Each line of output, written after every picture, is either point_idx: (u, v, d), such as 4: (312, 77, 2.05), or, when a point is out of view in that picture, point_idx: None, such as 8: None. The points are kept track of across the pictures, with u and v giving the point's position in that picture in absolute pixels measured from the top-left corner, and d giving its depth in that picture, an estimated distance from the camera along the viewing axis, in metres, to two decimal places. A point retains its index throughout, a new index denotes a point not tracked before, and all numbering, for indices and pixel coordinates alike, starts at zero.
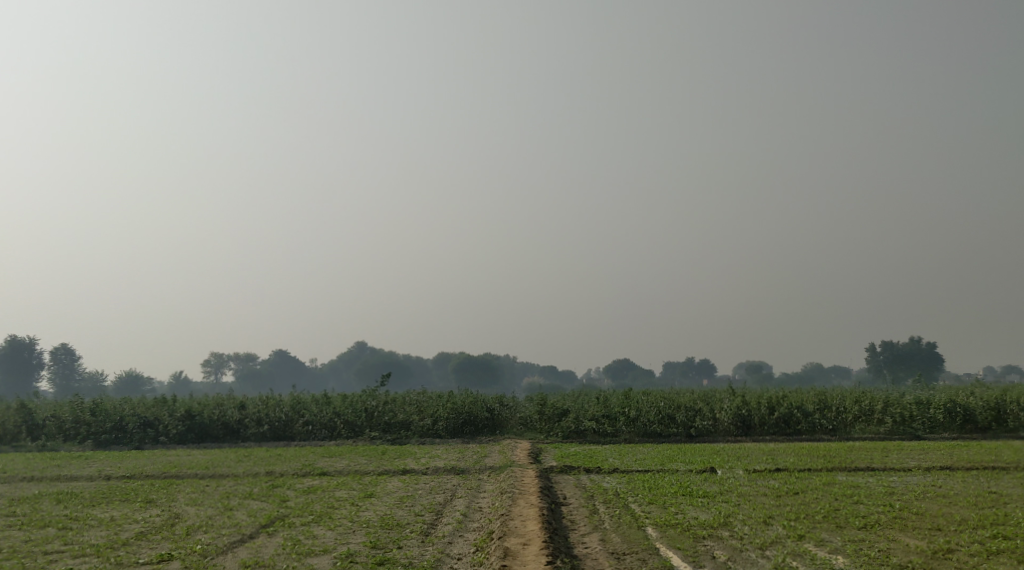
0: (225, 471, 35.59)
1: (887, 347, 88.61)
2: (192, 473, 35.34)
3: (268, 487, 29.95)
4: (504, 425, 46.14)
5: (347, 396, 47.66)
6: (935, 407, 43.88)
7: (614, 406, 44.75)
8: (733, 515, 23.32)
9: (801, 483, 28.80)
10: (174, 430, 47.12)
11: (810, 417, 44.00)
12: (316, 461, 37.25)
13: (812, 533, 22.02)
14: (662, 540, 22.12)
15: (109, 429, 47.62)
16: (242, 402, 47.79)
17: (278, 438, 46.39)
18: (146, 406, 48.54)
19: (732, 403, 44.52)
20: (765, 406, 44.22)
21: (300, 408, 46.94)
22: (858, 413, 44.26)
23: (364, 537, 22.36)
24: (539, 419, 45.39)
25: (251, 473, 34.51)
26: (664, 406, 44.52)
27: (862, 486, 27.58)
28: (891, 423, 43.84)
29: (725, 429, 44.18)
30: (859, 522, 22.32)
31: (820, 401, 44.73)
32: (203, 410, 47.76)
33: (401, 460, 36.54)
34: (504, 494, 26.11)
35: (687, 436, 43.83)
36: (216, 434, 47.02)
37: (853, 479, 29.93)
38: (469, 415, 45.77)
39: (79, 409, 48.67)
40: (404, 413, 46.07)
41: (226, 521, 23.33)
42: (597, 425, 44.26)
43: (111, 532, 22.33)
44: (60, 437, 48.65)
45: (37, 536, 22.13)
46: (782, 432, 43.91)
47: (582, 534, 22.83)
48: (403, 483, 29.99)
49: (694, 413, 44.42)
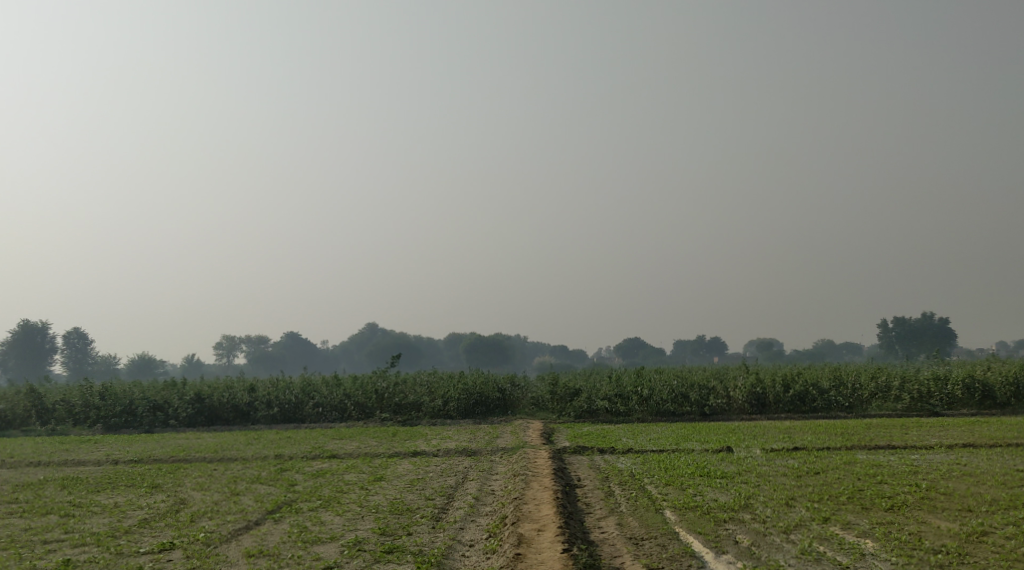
0: (234, 454, 35.10)
1: (899, 322, 87.78)
2: (201, 456, 34.82)
3: (277, 471, 29.41)
4: (515, 405, 45.58)
5: (358, 378, 47.09)
6: (952, 382, 43.06)
7: (627, 385, 44.09)
8: (753, 496, 22.65)
9: (822, 463, 28.11)
10: (183, 413, 46.63)
11: (826, 395, 43.31)
12: (326, 444, 36.70)
13: (837, 515, 21.35)
14: (681, 524, 21.46)
15: (118, 412, 47.20)
16: (251, 385, 47.25)
17: (289, 420, 45.87)
18: (156, 389, 48.10)
19: (746, 381, 43.83)
20: (780, 384, 43.53)
21: (310, 391, 46.39)
22: (874, 390, 43.55)
23: (373, 523, 21.77)
24: (550, 399, 44.78)
25: (260, 456, 33.98)
26: (677, 385, 43.83)
27: (885, 465, 26.86)
28: (908, 399, 43.10)
29: (740, 408, 43.47)
30: (885, 504, 21.64)
31: (835, 378, 44.00)
32: (213, 393, 47.23)
33: (412, 442, 35.95)
34: (517, 477, 25.50)
35: (700, 415, 43.19)
36: (226, 416, 46.54)
37: (873, 457, 29.20)
38: (480, 395, 45.13)
39: (89, 393, 48.28)
40: (415, 394, 45.47)
41: (231, 506, 22.78)
42: (609, 404, 43.58)
43: (113, 519, 21.80)
44: (70, 421, 48.29)
45: (37, 524, 21.61)
46: (797, 410, 43.22)
47: (598, 518, 22.19)
48: (414, 466, 29.41)
49: (708, 392, 43.76)
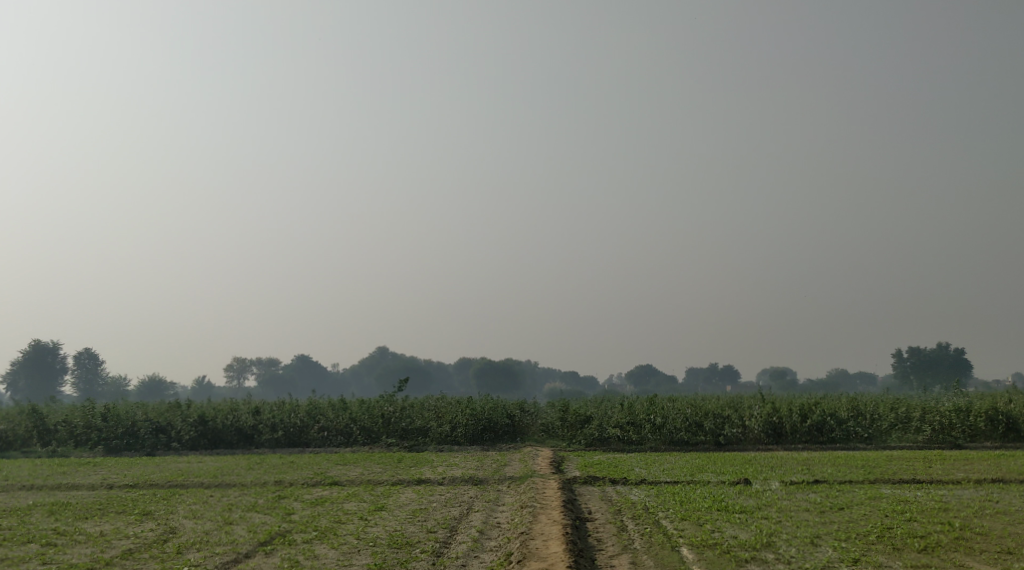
0: (234, 479, 33.93)
1: (914, 352, 86.12)
2: (199, 482, 33.63)
3: (274, 498, 28.19)
4: (525, 432, 44.34)
5: (365, 401, 45.94)
6: (975, 414, 41.63)
7: (640, 413, 42.81)
8: (775, 534, 21.38)
9: (846, 498, 26.78)
10: (186, 436, 45.55)
11: (845, 425, 41.91)
12: (329, 470, 35.56)
13: (867, 556, 20.06)
14: (699, 563, 20.20)
15: (120, 434, 46.06)
16: (256, 407, 46.11)
17: (293, 444, 44.67)
18: (159, 411, 47.00)
19: (762, 410, 42.46)
20: (797, 413, 42.13)
21: (315, 414, 45.22)
22: (894, 421, 42.20)
23: (370, 559, 20.58)
24: (561, 426, 43.53)
25: (260, 483, 32.76)
26: (691, 413, 42.54)
27: (912, 502, 25.54)
28: (930, 431, 41.64)
29: (755, 438, 42.13)
30: (918, 545, 20.35)
31: (853, 408, 42.65)
32: (216, 415, 46.10)
33: (417, 469, 34.75)
34: (524, 509, 24.25)
35: (715, 445, 41.89)
36: (229, 439, 45.37)
37: (899, 492, 27.85)
38: (490, 421, 43.90)
39: (91, 415, 47.16)
40: (422, 419, 44.28)
41: (222, 537, 21.62)
42: (622, 432, 42.31)
43: (96, 550, 20.70)
44: (71, 442, 47.17)
45: (16, 555, 20.51)
46: (814, 440, 41.85)
47: (610, 556, 20.93)
48: (417, 495, 28.21)
49: (723, 421, 42.39)
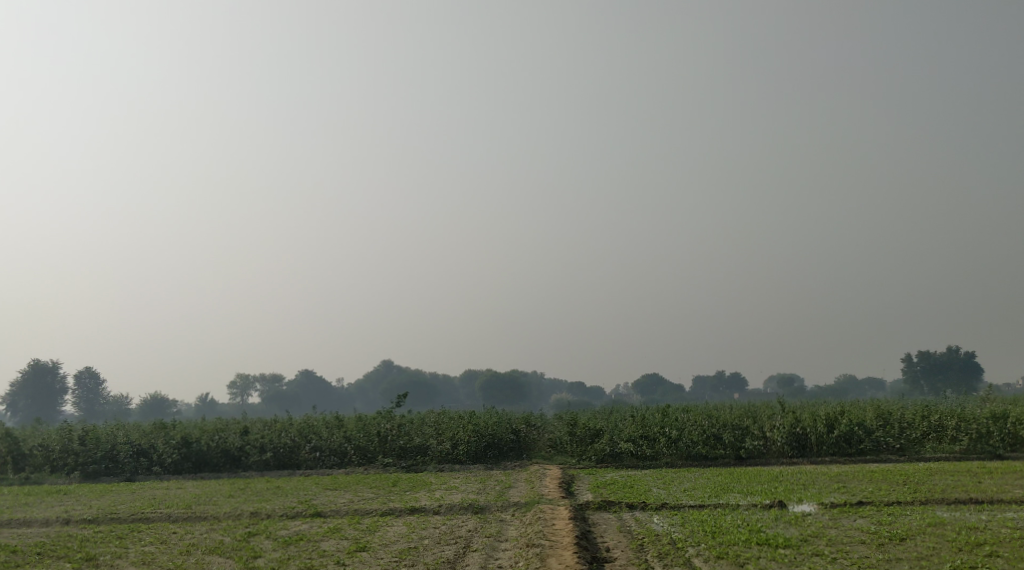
0: (207, 510, 30.33)
1: (924, 356, 82.20)
2: (166, 514, 29.98)
3: (243, 535, 24.57)
4: (531, 448, 40.67)
5: (361, 418, 42.33)
6: (1015, 420, 37.72)
7: (653, 426, 39.13)
8: None
9: (903, 524, 23.15)
10: (169, 459, 41.80)
11: (873, 436, 38.13)
12: (315, 497, 31.90)
13: None
14: None
15: (98, 459, 42.35)
16: (244, 427, 42.47)
17: (283, 466, 41.01)
18: (141, 432, 43.28)
19: (784, 420, 38.74)
20: (822, 424, 38.41)
21: (307, 433, 41.60)
22: (927, 430, 38.23)
23: None
24: (570, 442, 39.88)
25: (234, 515, 29.10)
26: (708, 425, 38.85)
27: (982, 529, 22.03)
28: (967, 441, 37.70)
29: (779, 450, 38.41)
30: None
31: (881, 416, 38.86)
32: (201, 437, 42.44)
33: (412, 494, 31.11)
34: (530, 549, 20.59)
35: (736, 459, 38.15)
36: (215, 462, 41.74)
37: (958, 516, 24.25)
38: (493, 438, 40.22)
39: (68, 438, 43.42)
40: (421, 437, 40.66)
41: None
42: (634, 447, 38.67)
43: None
44: (46, 468, 43.40)
45: None
46: (842, 453, 38.09)
47: None
48: (408, 528, 24.67)
49: (743, 433, 38.70)
